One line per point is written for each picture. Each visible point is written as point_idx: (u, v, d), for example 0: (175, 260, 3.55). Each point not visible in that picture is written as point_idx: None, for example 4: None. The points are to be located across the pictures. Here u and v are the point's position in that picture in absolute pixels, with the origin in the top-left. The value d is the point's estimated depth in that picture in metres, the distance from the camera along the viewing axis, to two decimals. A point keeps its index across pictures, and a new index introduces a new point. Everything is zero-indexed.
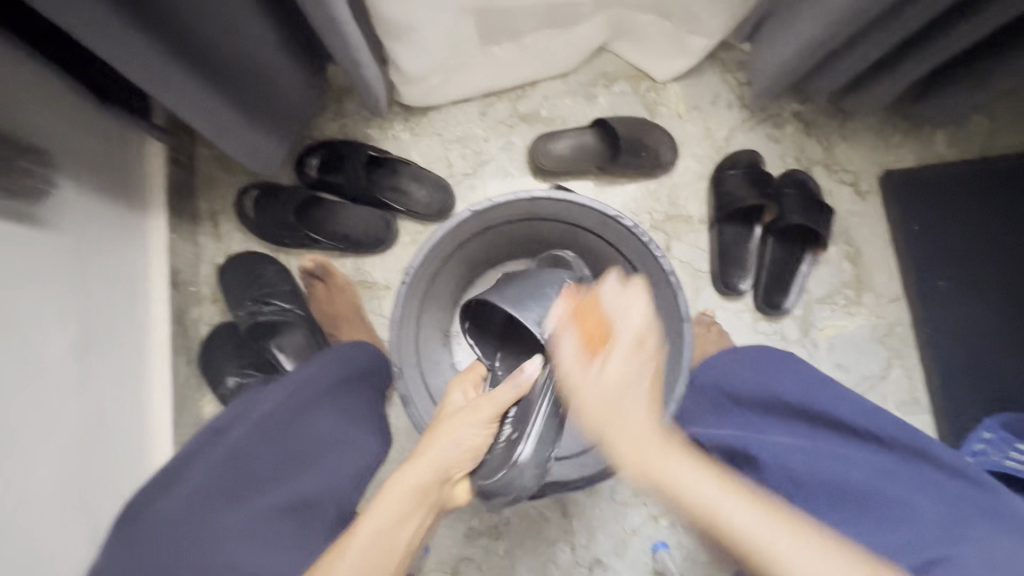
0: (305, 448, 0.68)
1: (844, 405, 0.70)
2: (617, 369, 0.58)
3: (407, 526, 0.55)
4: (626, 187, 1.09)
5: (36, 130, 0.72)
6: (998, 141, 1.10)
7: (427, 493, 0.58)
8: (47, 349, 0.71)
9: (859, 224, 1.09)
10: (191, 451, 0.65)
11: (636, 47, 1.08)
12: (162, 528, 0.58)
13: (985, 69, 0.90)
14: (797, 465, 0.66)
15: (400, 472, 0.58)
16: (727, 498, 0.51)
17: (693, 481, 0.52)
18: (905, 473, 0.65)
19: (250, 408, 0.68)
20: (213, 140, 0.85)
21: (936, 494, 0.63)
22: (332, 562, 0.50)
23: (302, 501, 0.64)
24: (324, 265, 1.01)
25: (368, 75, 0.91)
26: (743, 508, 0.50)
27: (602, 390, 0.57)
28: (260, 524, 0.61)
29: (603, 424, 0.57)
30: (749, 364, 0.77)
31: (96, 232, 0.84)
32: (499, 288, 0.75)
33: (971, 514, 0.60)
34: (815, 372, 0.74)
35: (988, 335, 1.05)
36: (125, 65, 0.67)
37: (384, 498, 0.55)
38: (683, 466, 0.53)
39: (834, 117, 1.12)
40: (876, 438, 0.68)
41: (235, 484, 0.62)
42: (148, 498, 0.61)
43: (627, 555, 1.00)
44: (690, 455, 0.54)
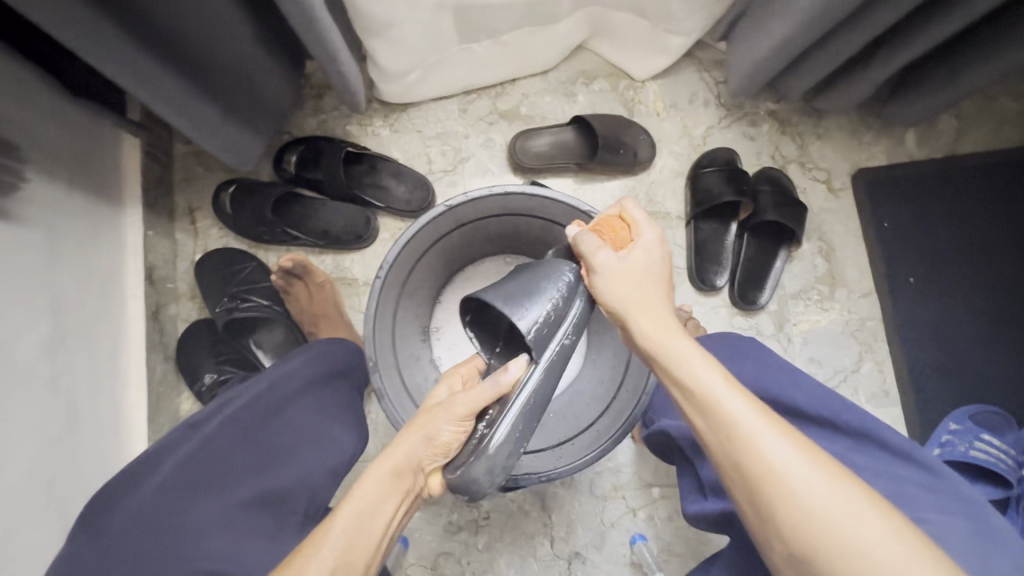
0: (280, 441, 0.68)
1: (801, 393, 0.70)
2: (642, 264, 0.62)
3: (386, 511, 0.55)
4: (605, 184, 1.11)
5: (3, 122, 0.71)
6: (966, 141, 1.13)
7: (400, 481, 0.57)
8: (17, 346, 0.70)
9: (833, 221, 1.12)
10: (167, 445, 0.65)
11: (615, 45, 1.09)
12: (131, 520, 0.58)
13: (953, 71, 0.93)
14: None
15: (379, 461, 0.58)
16: (738, 400, 0.53)
17: (716, 391, 0.53)
18: (858, 457, 0.67)
19: (226, 403, 0.68)
20: (188, 134, 0.84)
21: (885, 476, 0.65)
22: (309, 550, 0.51)
23: (275, 494, 0.65)
24: (303, 264, 0.96)
25: (347, 71, 0.91)
26: (757, 420, 0.52)
27: (621, 278, 0.61)
28: (234, 517, 0.61)
29: (629, 297, 0.61)
30: (713, 353, 0.78)
31: (69, 227, 0.83)
32: (495, 284, 0.65)
33: (918, 497, 0.63)
34: (775, 357, 0.75)
35: (955, 329, 1.08)
36: (93, 56, 0.66)
37: (360, 486, 0.56)
38: (704, 367, 0.55)
39: (808, 116, 1.14)
40: (828, 422, 0.69)
41: (207, 476, 0.62)
42: (118, 492, 0.61)
43: (606, 547, 1.02)
44: (707, 355, 0.57)
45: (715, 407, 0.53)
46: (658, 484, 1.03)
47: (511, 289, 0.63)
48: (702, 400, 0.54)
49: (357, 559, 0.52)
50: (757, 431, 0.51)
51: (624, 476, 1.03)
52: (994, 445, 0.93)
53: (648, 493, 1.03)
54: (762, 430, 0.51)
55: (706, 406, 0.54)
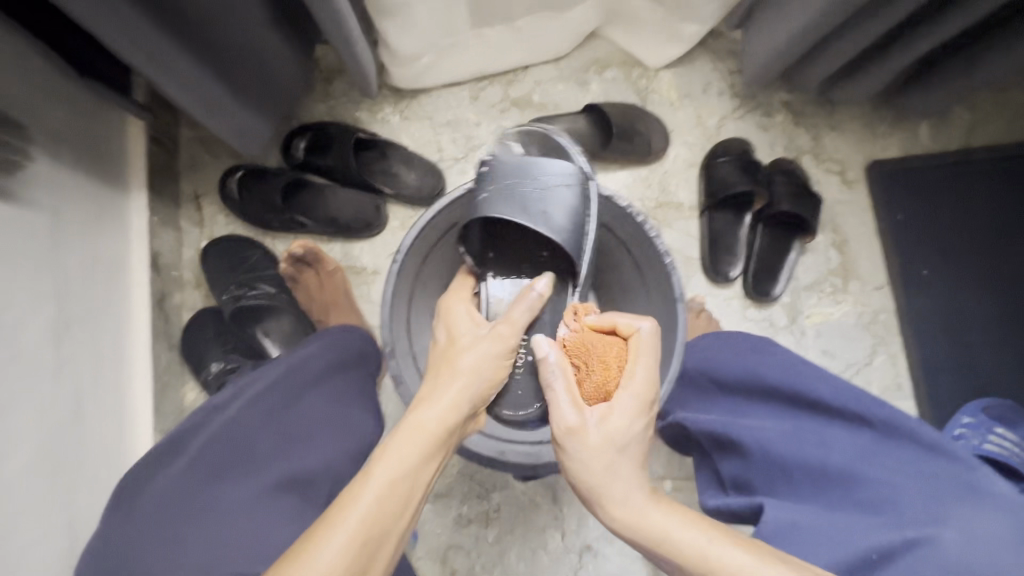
0: (302, 423, 0.67)
1: (823, 385, 0.70)
2: (614, 430, 0.59)
3: (424, 470, 0.54)
4: (617, 173, 1.09)
5: (9, 100, 0.69)
6: (980, 133, 1.12)
7: (445, 434, 0.56)
8: (22, 331, 0.68)
9: (846, 213, 1.11)
10: (190, 427, 0.64)
11: (628, 33, 1.08)
12: (160, 497, 0.59)
13: (971, 61, 0.92)
14: (779, 448, 0.67)
15: (417, 414, 0.56)
16: (736, 551, 0.50)
17: (703, 549, 0.52)
18: (885, 453, 0.66)
19: (247, 388, 0.67)
20: (196, 115, 0.82)
21: (914, 472, 0.63)
22: (344, 501, 0.49)
23: (302, 475, 0.63)
24: (314, 250, 0.95)
25: (360, 55, 0.89)
26: (741, 560, 0.50)
27: (591, 456, 0.58)
28: (258, 500, 0.60)
29: (591, 481, 0.58)
30: (728, 345, 0.79)
31: (73, 210, 0.81)
32: (486, 188, 0.72)
33: (951, 492, 0.60)
34: (796, 354, 0.75)
35: (968, 323, 1.07)
36: (102, 29, 0.64)
37: (396, 437, 0.54)
38: (688, 525, 0.54)
39: (822, 108, 1.13)
40: (855, 419, 0.68)
41: (232, 458, 0.62)
42: (143, 476, 0.62)
43: (618, 540, 1.00)
44: (699, 519, 0.55)
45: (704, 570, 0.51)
46: (670, 477, 1.02)
47: (512, 182, 0.72)
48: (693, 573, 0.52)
49: (394, 522, 0.50)
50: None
51: None
52: (1007, 439, 0.95)
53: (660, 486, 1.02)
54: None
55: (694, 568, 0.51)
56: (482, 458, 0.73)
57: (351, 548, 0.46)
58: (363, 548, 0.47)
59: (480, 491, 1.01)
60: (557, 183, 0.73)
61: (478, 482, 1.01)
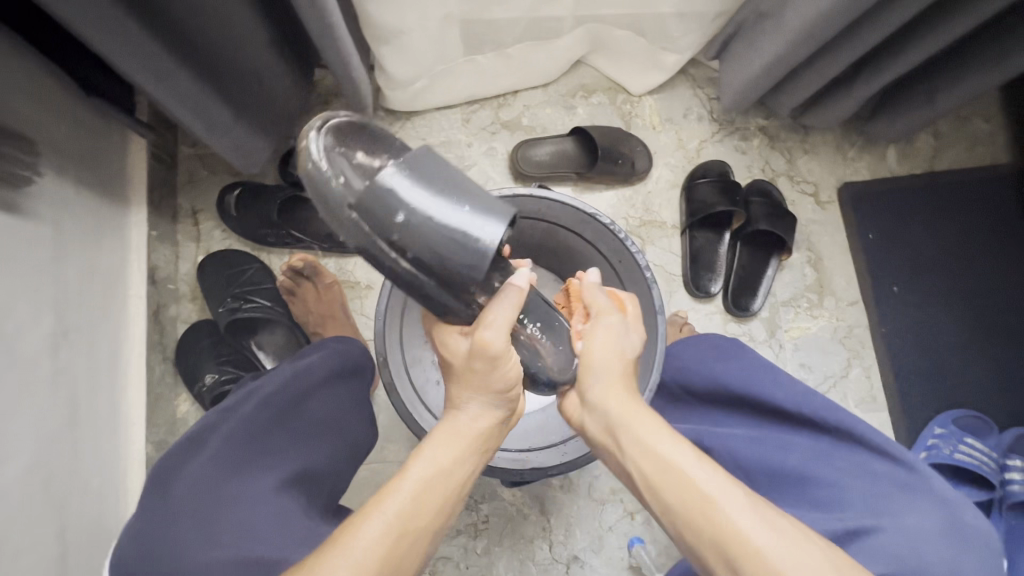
0: (309, 426, 0.70)
1: (781, 391, 0.72)
2: (625, 349, 0.65)
3: (462, 470, 0.56)
4: (603, 193, 1.14)
5: (19, 115, 0.72)
6: (943, 158, 1.19)
7: (479, 442, 0.59)
8: (24, 338, 0.70)
9: (821, 232, 1.16)
10: (207, 426, 0.66)
11: (613, 61, 1.13)
12: (193, 485, 0.60)
13: (931, 90, 0.98)
14: (742, 452, 0.70)
15: (453, 416, 0.60)
16: (710, 471, 0.54)
17: (684, 462, 0.55)
18: (837, 456, 0.68)
19: (254, 391, 0.69)
20: (200, 134, 0.86)
21: (863, 472, 0.66)
22: (382, 495, 0.51)
23: (309, 474, 0.68)
24: (312, 264, 0.99)
25: (358, 79, 0.94)
26: (704, 471, 0.54)
27: (608, 352, 0.64)
28: (278, 494, 0.62)
29: (598, 382, 0.63)
30: (696, 352, 0.81)
31: (76, 224, 0.84)
32: (460, 233, 0.53)
33: (889, 490, 0.64)
34: (759, 358, 0.77)
35: (936, 336, 1.12)
36: (115, 54, 0.68)
37: (438, 437, 0.57)
38: (659, 435, 0.57)
39: (796, 132, 1.19)
40: (809, 423, 0.71)
41: (251, 454, 0.64)
42: (170, 469, 0.62)
43: (604, 551, 1.02)
44: (672, 432, 0.58)
45: (673, 479, 0.54)
46: None
47: (468, 203, 0.54)
48: (662, 480, 0.55)
49: (429, 518, 0.51)
50: (727, 497, 0.52)
51: None
52: (976, 448, 1.01)
53: None
54: (730, 496, 0.52)
55: (665, 471, 0.55)
56: None
57: (389, 536, 0.48)
58: (398, 540, 0.48)
59: (469, 503, 1.02)
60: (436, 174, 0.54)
61: (467, 493, 1.02)
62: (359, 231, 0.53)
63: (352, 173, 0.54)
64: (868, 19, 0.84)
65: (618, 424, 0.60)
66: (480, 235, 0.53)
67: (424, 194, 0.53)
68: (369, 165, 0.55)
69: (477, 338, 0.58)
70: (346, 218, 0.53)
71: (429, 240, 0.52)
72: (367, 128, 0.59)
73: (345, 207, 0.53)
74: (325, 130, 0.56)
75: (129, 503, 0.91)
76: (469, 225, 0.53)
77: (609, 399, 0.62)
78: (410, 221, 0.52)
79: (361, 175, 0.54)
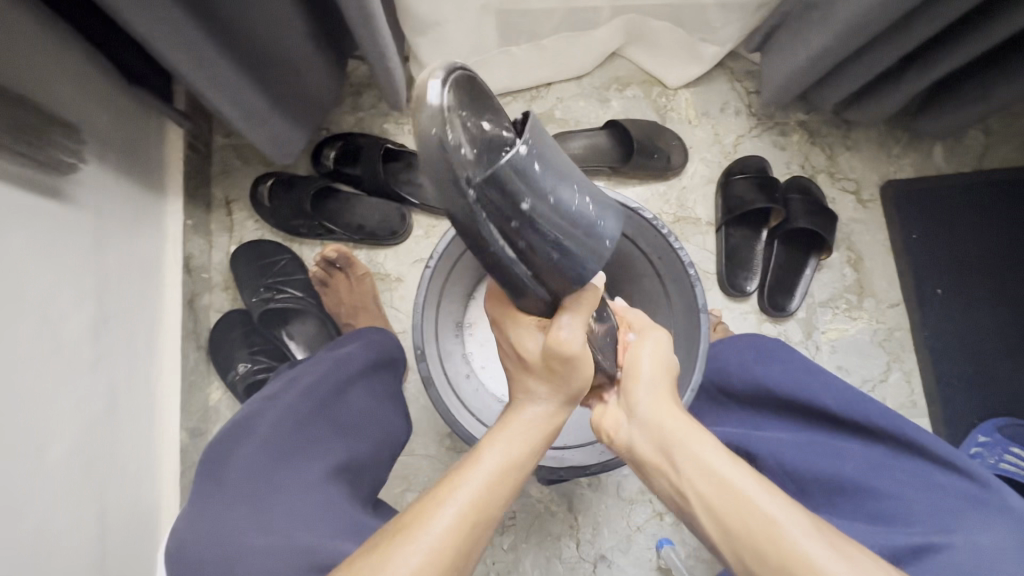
0: (351, 415, 0.70)
1: (829, 394, 0.71)
2: (670, 367, 0.64)
3: (528, 457, 0.55)
4: (636, 188, 1.12)
5: (63, 103, 0.73)
6: (994, 156, 1.14)
7: (549, 429, 0.58)
8: (67, 324, 0.71)
9: (862, 232, 1.13)
10: (250, 415, 0.66)
11: (650, 53, 1.11)
12: (240, 472, 0.60)
13: (983, 86, 0.94)
14: (792, 461, 0.68)
15: (524, 404, 0.58)
16: (769, 493, 0.50)
17: (739, 482, 0.51)
18: (896, 465, 0.67)
19: (294, 380, 0.70)
20: (237, 124, 0.86)
21: (924, 483, 0.65)
22: (453, 484, 0.51)
23: (354, 462, 0.67)
24: (346, 255, 0.98)
25: (394, 71, 0.93)
26: (760, 491, 0.51)
27: (656, 364, 0.63)
28: (324, 481, 0.62)
29: (646, 399, 0.61)
30: (738, 354, 0.79)
31: (115, 211, 0.84)
32: (583, 237, 0.50)
33: (958, 502, 0.62)
34: (802, 360, 0.76)
35: (982, 341, 1.08)
36: (158, 40, 0.68)
37: (509, 426, 0.56)
38: (714, 452, 0.54)
39: (838, 128, 1.15)
40: (862, 429, 0.70)
41: (294, 442, 0.64)
42: (220, 454, 0.63)
43: (632, 551, 1.01)
44: (728, 452, 0.55)
45: (733, 501, 0.51)
46: None
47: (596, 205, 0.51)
48: (724, 502, 0.51)
49: (494, 511, 0.51)
50: (791, 520, 0.49)
51: None
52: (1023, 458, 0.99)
53: None
54: (791, 521, 0.48)
55: (724, 493, 0.51)
56: None
57: (460, 529, 0.48)
58: (470, 533, 0.48)
59: None
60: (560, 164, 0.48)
61: None
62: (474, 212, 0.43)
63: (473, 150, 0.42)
64: (924, 10, 0.80)
65: (671, 441, 0.56)
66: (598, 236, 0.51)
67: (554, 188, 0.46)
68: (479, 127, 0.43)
69: (551, 335, 0.53)
70: (464, 202, 0.42)
71: (553, 239, 0.48)
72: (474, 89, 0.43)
73: (463, 185, 0.41)
74: (446, 74, 0.41)
75: (164, 489, 0.93)
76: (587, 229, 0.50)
77: (660, 415, 0.59)
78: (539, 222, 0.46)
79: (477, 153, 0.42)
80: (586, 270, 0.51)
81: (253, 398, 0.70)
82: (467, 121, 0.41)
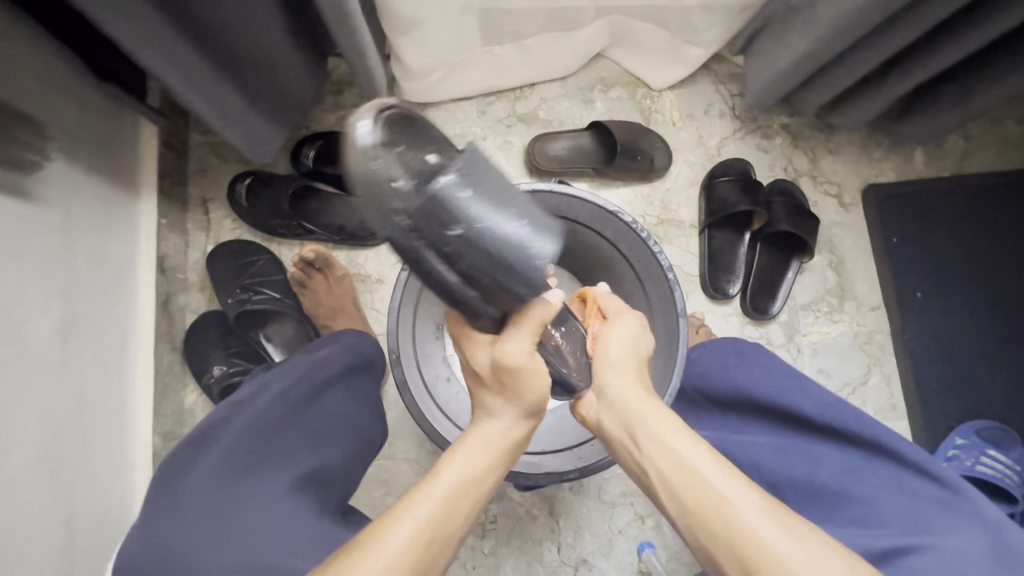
0: (321, 425, 0.69)
1: (809, 400, 0.70)
2: (643, 348, 0.64)
3: (490, 471, 0.55)
4: (619, 190, 1.11)
5: (28, 97, 0.70)
6: (972, 161, 1.15)
7: (515, 443, 0.58)
8: (32, 327, 0.69)
9: (843, 235, 1.13)
10: (215, 424, 0.64)
11: (634, 54, 1.10)
12: (199, 487, 0.59)
13: (963, 91, 0.95)
14: (769, 465, 0.69)
15: (486, 419, 0.58)
16: (728, 475, 0.51)
17: (699, 464, 0.52)
18: (871, 471, 0.67)
19: (264, 388, 0.68)
20: (213, 123, 0.85)
21: (899, 489, 0.65)
22: (413, 498, 0.50)
23: (322, 473, 0.66)
24: (324, 256, 0.96)
25: (374, 70, 0.92)
26: (718, 472, 0.51)
27: (627, 345, 0.62)
28: (292, 490, 0.61)
29: (613, 382, 0.61)
30: (719, 360, 0.78)
31: (85, 210, 0.82)
32: (518, 256, 0.48)
33: (931, 508, 0.62)
34: (784, 366, 0.75)
35: (960, 344, 1.09)
36: (128, 38, 0.65)
37: (469, 441, 0.56)
38: (677, 433, 0.55)
39: (820, 131, 1.16)
40: (839, 434, 0.69)
41: (260, 454, 0.63)
42: (178, 468, 0.61)
43: (613, 555, 1.01)
44: (690, 431, 0.56)
45: (691, 480, 0.52)
46: None
47: (530, 224, 0.50)
48: (682, 479, 0.52)
49: (452, 528, 0.50)
50: (748, 500, 0.49)
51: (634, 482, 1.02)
52: (998, 460, 1.00)
53: None
54: (748, 498, 0.49)
55: (682, 470, 0.53)
56: None
57: (414, 546, 0.46)
58: (425, 551, 0.47)
59: None
60: (484, 181, 0.48)
61: None
62: (407, 236, 0.46)
63: (406, 173, 0.46)
64: (906, 15, 0.80)
65: (634, 418, 0.57)
66: (534, 252, 0.49)
67: (480, 207, 0.47)
68: (409, 159, 0.48)
69: (500, 347, 0.55)
70: (390, 227, 0.46)
71: (479, 257, 0.47)
72: (401, 124, 0.49)
73: (387, 212, 0.45)
74: (377, 116, 0.47)
75: (136, 495, 0.90)
76: (532, 241, 0.49)
77: (625, 393, 0.59)
78: (468, 237, 0.47)
79: (411, 176, 0.46)
80: (529, 287, 0.51)
81: (219, 405, 0.68)
82: (384, 150, 0.46)
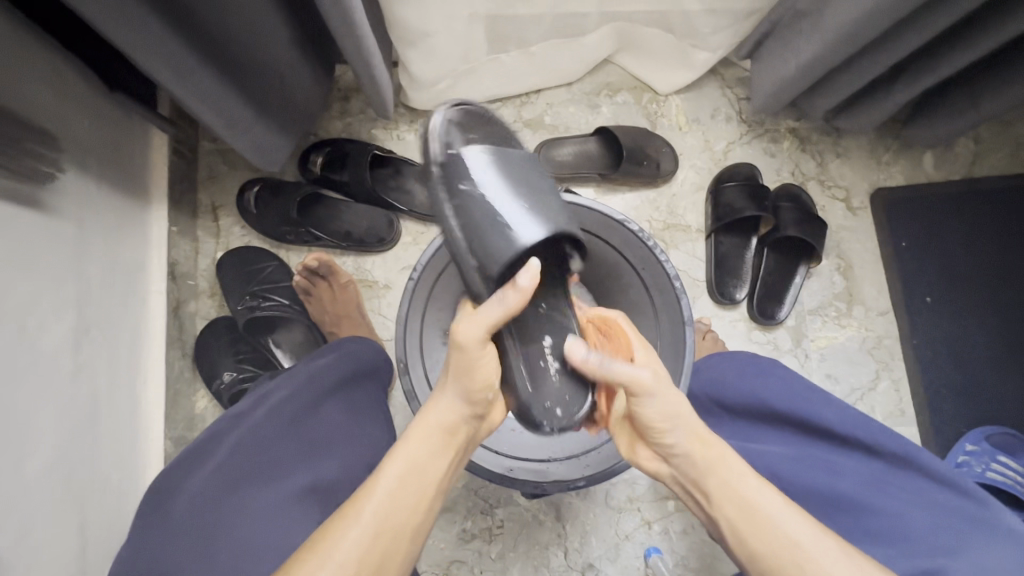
0: (319, 435, 0.69)
1: (830, 411, 0.71)
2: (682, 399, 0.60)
3: (433, 464, 0.57)
4: (626, 195, 1.12)
5: (41, 109, 0.71)
6: (983, 165, 1.14)
7: (454, 435, 0.60)
8: (45, 337, 0.70)
9: (851, 239, 1.13)
10: (215, 434, 0.67)
11: (641, 60, 1.10)
12: (193, 501, 0.61)
13: (972, 96, 0.94)
14: (789, 477, 0.69)
15: (428, 411, 0.59)
16: (798, 520, 0.56)
17: (772, 511, 0.57)
18: (895, 483, 0.68)
19: (265, 397, 0.69)
20: (220, 132, 0.84)
21: (924, 502, 0.66)
22: (360, 498, 0.54)
23: (324, 483, 0.65)
24: (327, 264, 0.97)
25: (380, 79, 0.92)
26: (791, 519, 0.56)
27: (675, 400, 0.59)
28: (286, 502, 0.62)
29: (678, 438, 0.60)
30: (734, 367, 0.78)
31: (97, 220, 0.83)
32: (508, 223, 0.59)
33: (958, 522, 0.64)
34: (797, 375, 0.75)
35: (970, 350, 1.08)
36: (137, 53, 0.66)
37: (411, 435, 0.58)
38: (748, 481, 0.59)
39: (828, 135, 1.15)
40: (862, 446, 0.70)
41: (253, 466, 0.64)
42: (173, 481, 0.64)
43: (620, 559, 1.01)
44: (760, 478, 0.59)
45: (763, 527, 0.56)
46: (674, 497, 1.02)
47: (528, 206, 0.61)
48: (754, 528, 0.57)
49: (400, 521, 0.54)
50: (821, 550, 0.54)
51: (640, 487, 1.02)
52: (1009, 467, 0.98)
53: (664, 506, 1.02)
54: (818, 546, 0.54)
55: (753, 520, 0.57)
56: (488, 474, 0.74)
57: (366, 542, 0.51)
58: (377, 544, 0.52)
59: (485, 507, 1.01)
60: (516, 168, 0.64)
61: (483, 498, 1.01)
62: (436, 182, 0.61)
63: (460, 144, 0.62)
64: (914, 22, 0.80)
65: (709, 474, 0.59)
66: (522, 229, 0.59)
67: (497, 177, 0.61)
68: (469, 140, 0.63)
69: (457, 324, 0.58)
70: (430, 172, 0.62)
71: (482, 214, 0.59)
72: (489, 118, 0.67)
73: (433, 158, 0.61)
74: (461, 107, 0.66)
75: None
76: (513, 219, 0.59)
77: (693, 447, 0.60)
78: (472, 191, 0.60)
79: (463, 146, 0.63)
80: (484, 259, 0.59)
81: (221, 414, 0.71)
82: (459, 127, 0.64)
